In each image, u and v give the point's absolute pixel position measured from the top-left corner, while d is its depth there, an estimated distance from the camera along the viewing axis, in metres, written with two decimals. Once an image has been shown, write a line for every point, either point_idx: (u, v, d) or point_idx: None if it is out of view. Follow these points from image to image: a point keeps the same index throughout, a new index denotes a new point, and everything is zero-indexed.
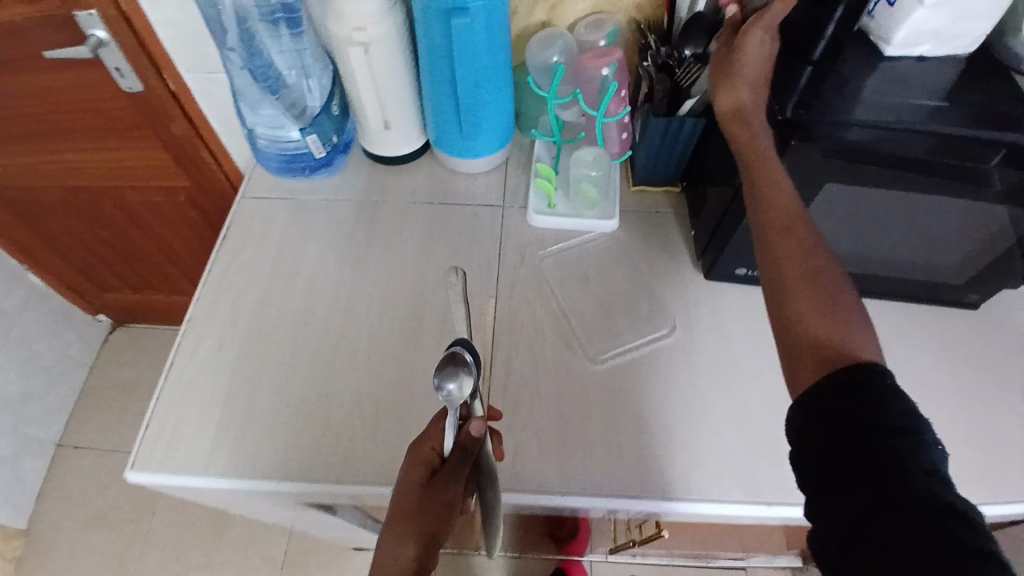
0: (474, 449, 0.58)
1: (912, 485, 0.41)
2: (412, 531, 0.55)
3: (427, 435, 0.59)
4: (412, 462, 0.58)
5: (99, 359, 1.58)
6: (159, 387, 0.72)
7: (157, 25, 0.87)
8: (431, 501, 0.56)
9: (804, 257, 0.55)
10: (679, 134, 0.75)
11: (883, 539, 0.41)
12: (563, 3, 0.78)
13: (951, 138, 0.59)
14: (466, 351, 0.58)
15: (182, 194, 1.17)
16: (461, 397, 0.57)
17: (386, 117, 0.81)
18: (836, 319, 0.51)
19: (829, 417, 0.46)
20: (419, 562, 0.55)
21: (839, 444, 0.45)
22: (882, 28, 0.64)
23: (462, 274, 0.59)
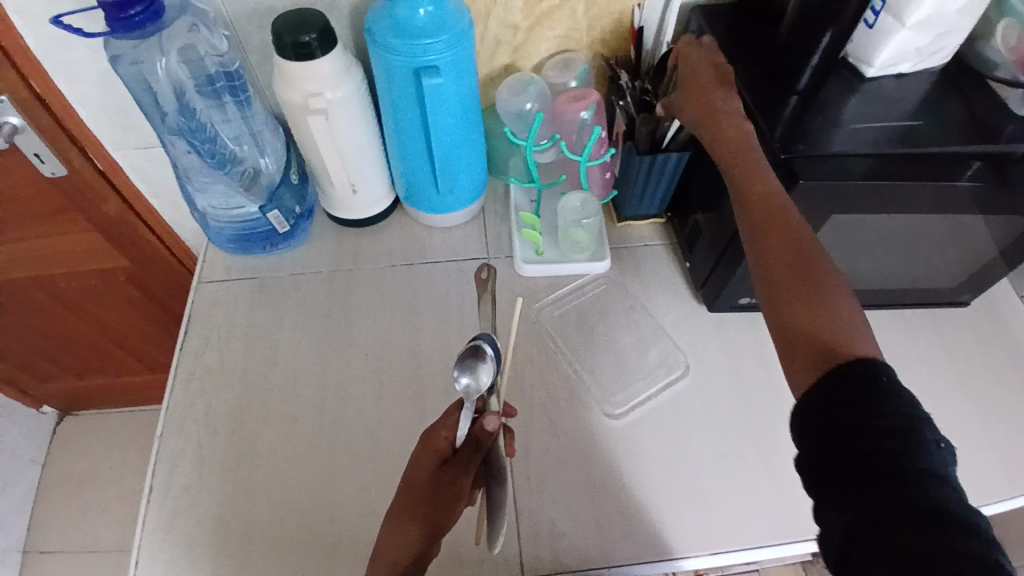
0: (488, 442, 0.54)
1: (916, 497, 0.36)
2: (417, 521, 0.52)
3: (441, 423, 0.55)
4: (422, 448, 0.54)
5: (52, 453, 1.43)
6: (140, 517, 0.65)
7: (77, 103, 0.78)
8: (438, 492, 0.52)
9: (793, 250, 0.51)
10: (664, 169, 0.73)
11: (884, 559, 0.35)
12: (527, 45, 0.75)
13: (915, 157, 0.58)
14: (486, 344, 0.54)
15: (121, 274, 1.05)
16: (480, 389, 0.53)
17: (352, 180, 0.75)
18: (840, 320, 0.46)
19: (822, 422, 0.41)
20: (418, 556, 0.51)
21: (834, 452, 0.40)
22: (863, 52, 0.63)
23: (490, 267, 0.57)
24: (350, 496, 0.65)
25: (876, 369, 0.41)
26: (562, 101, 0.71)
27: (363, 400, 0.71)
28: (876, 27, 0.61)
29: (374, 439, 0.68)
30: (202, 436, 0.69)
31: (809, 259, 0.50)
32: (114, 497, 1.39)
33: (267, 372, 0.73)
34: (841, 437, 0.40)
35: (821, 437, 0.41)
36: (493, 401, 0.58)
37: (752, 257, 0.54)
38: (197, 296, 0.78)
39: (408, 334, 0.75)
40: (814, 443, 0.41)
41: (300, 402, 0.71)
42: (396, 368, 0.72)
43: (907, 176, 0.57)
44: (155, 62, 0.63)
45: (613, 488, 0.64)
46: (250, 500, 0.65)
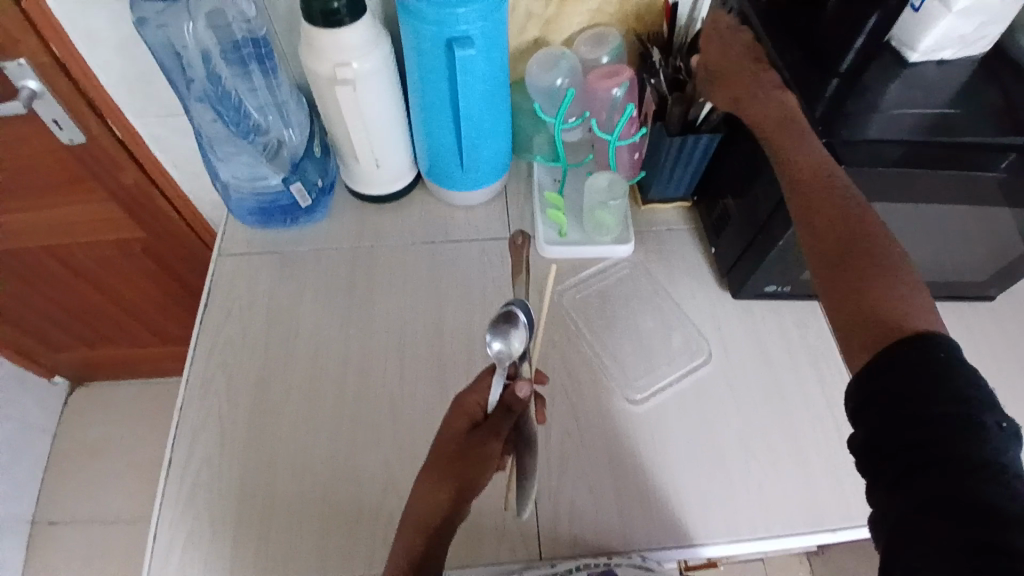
0: (519, 408, 0.54)
1: (970, 483, 0.36)
2: (450, 479, 0.52)
3: (473, 387, 0.55)
4: (454, 411, 0.54)
5: (64, 423, 1.44)
6: (159, 489, 0.65)
7: (97, 69, 0.77)
8: (468, 454, 0.52)
9: (843, 228, 0.50)
10: (694, 152, 0.71)
11: (930, 542, 0.35)
12: (559, 19, 0.74)
13: (948, 146, 0.56)
14: (519, 310, 0.54)
15: (136, 246, 1.05)
16: (511, 355, 0.53)
17: (376, 155, 0.74)
18: (893, 296, 0.45)
19: (876, 404, 0.41)
20: (447, 513, 0.51)
21: (888, 435, 0.40)
22: (907, 35, 0.61)
23: (527, 234, 0.55)
24: (370, 474, 0.65)
25: (936, 349, 0.40)
26: (594, 77, 0.70)
27: (383, 378, 0.70)
28: (922, 11, 0.59)
29: (395, 418, 0.68)
30: (222, 410, 0.69)
31: (862, 236, 0.49)
32: (124, 469, 1.40)
33: (286, 347, 0.72)
34: (896, 421, 0.39)
35: (875, 419, 0.41)
36: (527, 368, 0.60)
37: (805, 237, 0.53)
38: (217, 269, 0.77)
39: (430, 312, 0.74)
40: (868, 425, 0.41)
41: (319, 378, 0.70)
42: (417, 347, 0.72)
43: (935, 166, 0.56)
44: (182, 26, 0.62)
45: (635, 473, 0.64)
46: (269, 475, 0.65)
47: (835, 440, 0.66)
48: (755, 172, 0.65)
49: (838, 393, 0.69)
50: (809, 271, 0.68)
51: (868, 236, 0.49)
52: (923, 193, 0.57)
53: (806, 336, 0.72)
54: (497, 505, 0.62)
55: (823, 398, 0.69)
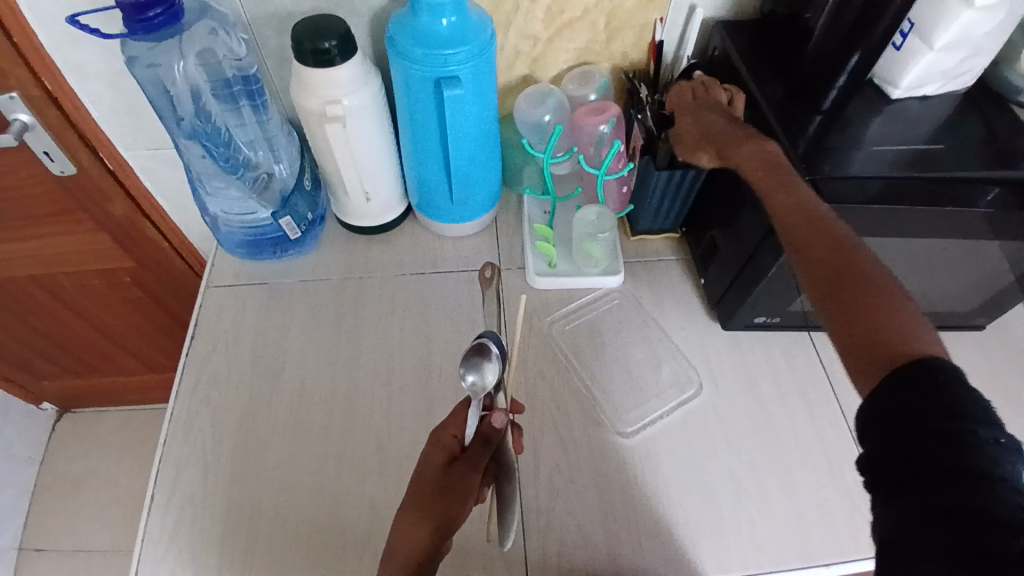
0: (497, 438, 0.56)
1: (964, 495, 0.35)
2: (427, 516, 0.51)
3: (448, 421, 0.56)
4: (432, 445, 0.55)
5: (50, 451, 1.42)
6: (141, 527, 0.64)
7: (89, 103, 0.77)
8: (449, 488, 0.52)
9: (840, 261, 0.49)
10: (681, 186, 0.72)
11: (922, 556, 0.35)
12: (546, 56, 0.75)
13: (927, 182, 0.57)
14: (491, 342, 0.53)
15: (126, 275, 1.04)
16: (485, 388, 0.53)
17: (366, 189, 0.75)
18: (899, 324, 0.45)
19: (876, 421, 0.41)
20: (431, 552, 0.50)
21: (885, 451, 0.39)
22: (888, 72, 0.62)
23: (495, 269, 0.59)
24: (357, 510, 0.64)
25: (936, 369, 0.40)
26: (581, 113, 0.71)
27: (372, 412, 0.70)
28: (903, 49, 0.60)
29: (382, 451, 0.67)
30: (208, 445, 0.68)
31: (861, 267, 0.49)
32: (111, 498, 1.38)
33: (274, 381, 0.72)
34: (893, 436, 0.39)
35: (875, 436, 0.40)
36: (500, 398, 0.60)
37: (802, 272, 0.52)
38: (205, 301, 0.77)
39: (418, 344, 0.74)
40: (869, 443, 0.41)
41: (307, 412, 0.70)
42: (405, 380, 0.71)
43: (913, 203, 0.55)
44: (172, 65, 0.62)
45: (624, 508, 0.64)
46: (254, 512, 0.64)
47: (824, 473, 0.66)
48: (742, 206, 0.66)
49: (826, 425, 0.69)
50: (796, 303, 0.69)
51: (867, 266, 0.48)
52: (905, 228, 0.57)
53: (794, 367, 0.73)
54: (485, 542, 0.62)
55: (811, 429, 0.69)
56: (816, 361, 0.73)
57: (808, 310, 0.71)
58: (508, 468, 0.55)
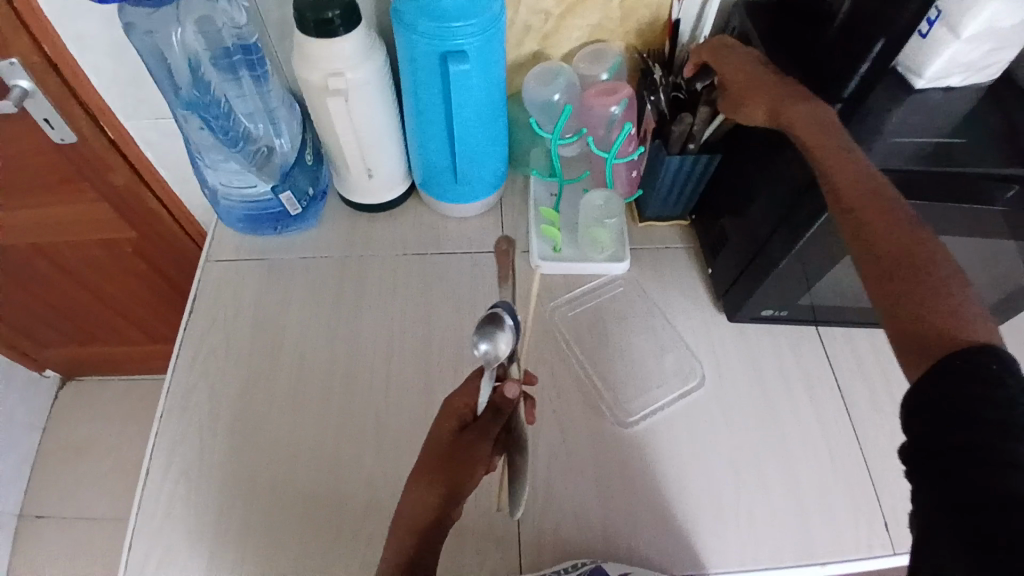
0: (509, 408, 0.53)
1: (998, 483, 0.34)
2: (435, 483, 0.50)
3: (461, 390, 0.54)
4: (444, 412, 0.54)
5: (53, 419, 1.42)
6: (135, 502, 0.63)
7: (89, 71, 0.75)
8: (457, 457, 0.51)
9: (892, 240, 0.47)
10: (693, 171, 0.70)
11: (951, 541, 0.34)
12: (557, 33, 0.72)
13: (951, 175, 0.54)
14: (505, 312, 0.51)
15: (127, 246, 1.03)
16: (498, 357, 0.50)
17: (369, 165, 0.73)
18: (953, 308, 0.43)
19: (926, 408, 0.39)
20: (436, 519, 0.49)
21: (930, 437, 0.38)
22: (913, 62, 0.60)
23: (512, 242, 0.51)
24: (351, 491, 0.63)
25: (993, 364, 0.38)
26: (591, 94, 0.69)
27: (369, 393, 0.68)
28: (929, 38, 0.57)
29: (379, 433, 0.66)
30: (203, 421, 0.67)
31: (914, 247, 0.47)
32: (112, 466, 1.39)
33: (272, 358, 0.71)
34: (939, 422, 0.38)
35: (920, 422, 0.39)
36: (513, 369, 0.56)
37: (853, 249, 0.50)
38: (203, 276, 0.76)
39: (419, 325, 0.73)
40: (914, 429, 0.40)
41: (304, 391, 0.69)
42: (404, 361, 0.70)
43: (939, 198, 0.54)
44: (170, 32, 0.61)
45: (621, 498, 0.63)
46: (248, 490, 0.64)
47: (827, 470, 0.65)
48: (755, 194, 0.64)
49: (832, 421, 0.68)
50: (806, 296, 0.67)
51: (920, 246, 0.47)
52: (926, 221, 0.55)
53: (801, 361, 0.71)
54: (479, 529, 0.61)
55: (817, 425, 0.67)
56: (824, 355, 0.72)
57: (819, 304, 0.69)
58: (519, 440, 0.53)
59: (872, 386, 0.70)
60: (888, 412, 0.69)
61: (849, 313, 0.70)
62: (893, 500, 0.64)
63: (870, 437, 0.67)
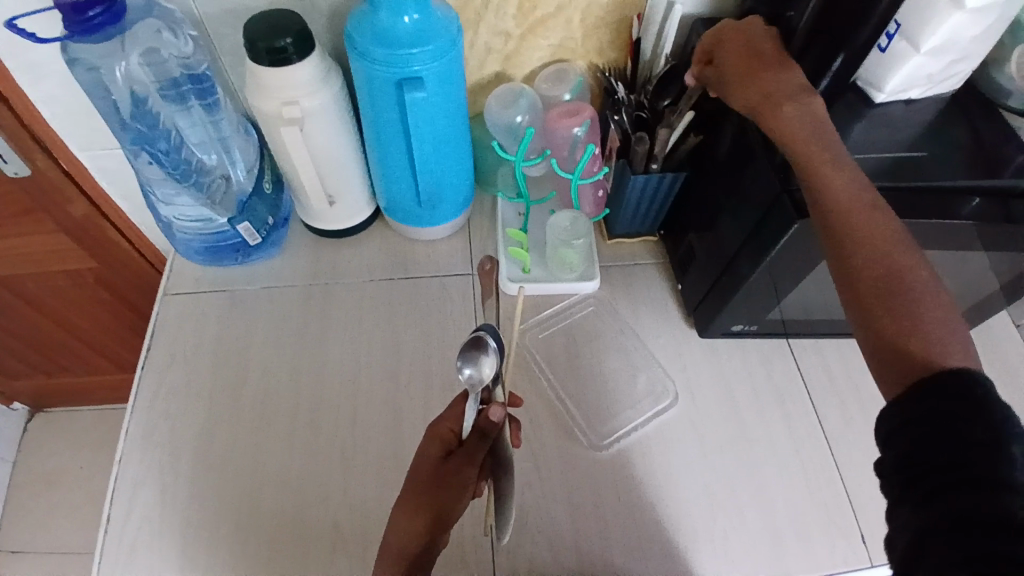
0: (495, 433, 0.51)
1: (993, 507, 0.33)
2: (423, 509, 0.49)
3: (446, 415, 0.53)
4: (429, 436, 0.53)
5: (22, 451, 1.39)
6: (98, 549, 0.62)
7: (39, 103, 0.73)
8: (444, 482, 0.50)
9: (871, 254, 0.45)
10: (657, 190, 0.70)
11: (944, 567, 0.33)
12: (519, 54, 0.72)
13: (910, 190, 0.54)
14: (489, 335, 0.50)
15: (89, 276, 1.01)
16: (483, 380, 0.50)
17: (330, 192, 0.72)
18: (933, 327, 0.41)
19: (909, 426, 0.38)
20: (426, 546, 0.49)
21: (918, 457, 0.36)
22: (873, 76, 0.60)
23: (496, 260, 0.54)
24: (319, 530, 0.62)
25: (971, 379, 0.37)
26: (554, 116, 0.69)
27: (337, 427, 0.67)
28: (889, 52, 0.57)
29: (347, 467, 0.65)
30: (167, 462, 0.66)
31: (896, 262, 0.44)
32: (84, 498, 1.35)
33: (236, 394, 0.69)
34: (926, 441, 0.36)
35: (906, 441, 0.37)
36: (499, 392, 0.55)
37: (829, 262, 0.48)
38: (163, 310, 0.74)
39: (386, 354, 0.71)
40: (897, 448, 0.38)
41: (270, 427, 0.67)
42: (374, 391, 0.69)
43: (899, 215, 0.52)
44: (113, 67, 0.59)
45: (595, 526, 0.62)
46: (215, 530, 0.62)
47: (800, 487, 0.64)
48: (719, 214, 0.64)
49: (804, 437, 0.67)
50: (775, 313, 0.66)
51: (902, 262, 0.44)
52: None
53: (773, 375, 0.71)
54: (453, 561, 0.60)
55: (789, 441, 0.67)
56: (795, 370, 0.71)
57: (788, 320, 0.68)
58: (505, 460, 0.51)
59: (843, 401, 0.70)
60: (859, 426, 0.68)
61: (819, 327, 0.70)
62: (866, 516, 0.63)
63: (842, 452, 0.67)
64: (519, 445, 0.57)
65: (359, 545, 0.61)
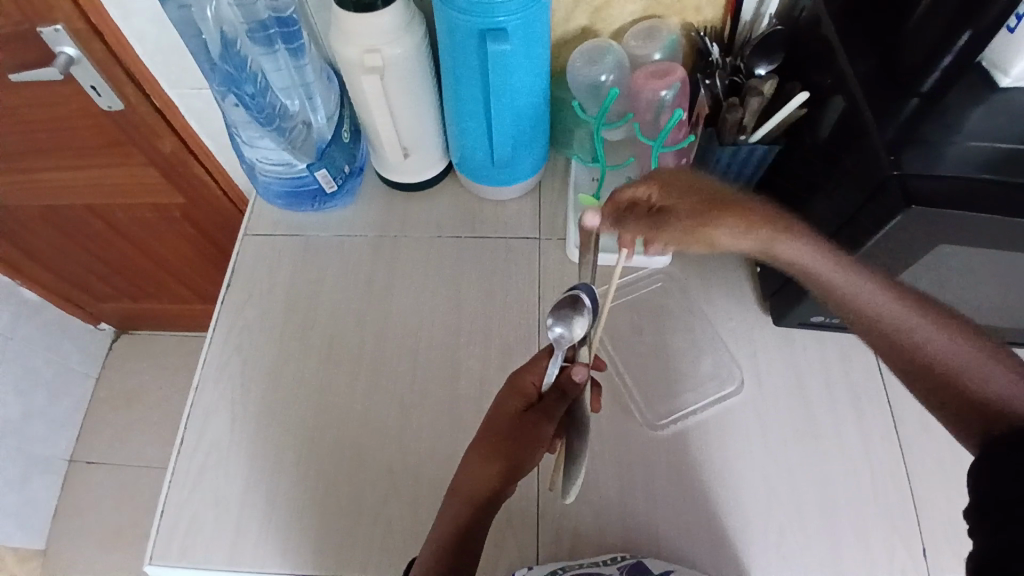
0: (575, 392, 0.53)
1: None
2: (497, 457, 0.51)
3: (529, 367, 0.54)
4: (509, 390, 0.54)
5: (106, 368, 1.48)
6: (170, 469, 0.65)
7: (132, 38, 0.75)
8: (520, 435, 0.52)
9: (914, 335, 0.48)
10: (746, 163, 0.66)
11: None
12: (609, 6, 0.68)
13: None
14: (584, 296, 0.53)
15: (174, 211, 1.04)
16: (574, 339, 0.52)
17: (405, 144, 0.71)
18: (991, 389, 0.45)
19: (995, 469, 0.40)
20: (496, 491, 0.51)
21: (1006, 491, 0.38)
22: (1000, 57, 0.53)
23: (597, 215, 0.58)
24: (372, 478, 0.63)
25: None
26: (640, 77, 0.65)
27: (395, 379, 0.68)
28: (1019, 33, 0.50)
29: (402, 419, 0.66)
30: (234, 395, 0.68)
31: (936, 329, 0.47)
32: (160, 418, 1.44)
33: (301, 336, 0.71)
34: (1009, 480, 0.39)
35: (994, 483, 0.39)
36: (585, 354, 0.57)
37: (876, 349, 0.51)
38: (241, 249, 0.76)
39: (448, 311, 0.71)
40: (980, 490, 0.40)
41: (331, 372, 0.69)
42: (433, 347, 0.69)
43: (1007, 211, 0.47)
44: (205, 5, 0.60)
45: (643, 506, 0.61)
46: (274, 465, 0.64)
47: (867, 492, 0.61)
48: (814, 198, 0.59)
49: (876, 440, 0.64)
50: None
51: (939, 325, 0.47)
52: (999, 239, 0.49)
53: (849, 371, 0.67)
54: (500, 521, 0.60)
55: (860, 440, 0.64)
56: (874, 369, 0.67)
57: None
58: (581, 423, 0.53)
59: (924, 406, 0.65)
60: (938, 436, 0.64)
61: None
62: (933, 529, 0.60)
63: (916, 461, 0.63)
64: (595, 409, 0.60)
65: (410, 497, 0.62)
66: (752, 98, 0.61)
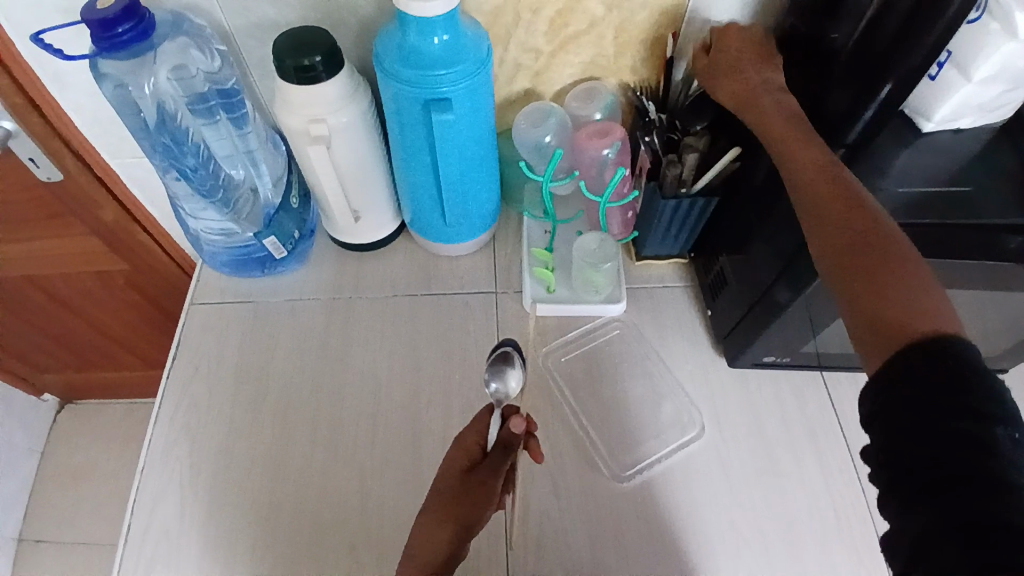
0: (517, 444, 0.53)
1: (989, 506, 0.32)
2: (449, 518, 0.50)
3: (472, 427, 0.54)
4: (454, 450, 0.54)
5: (51, 443, 1.41)
6: (118, 560, 0.62)
7: (71, 112, 0.73)
8: (468, 494, 0.51)
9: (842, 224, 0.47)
10: (690, 213, 0.68)
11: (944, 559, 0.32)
12: (549, 70, 0.70)
13: (958, 228, 0.51)
14: (513, 352, 0.60)
15: (121, 278, 1.01)
16: (508, 394, 0.59)
17: (356, 207, 0.71)
18: (900, 281, 0.43)
19: (899, 418, 0.37)
20: (450, 554, 0.49)
21: (910, 449, 0.36)
22: (923, 103, 0.56)
23: None
24: (336, 551, 0.61)
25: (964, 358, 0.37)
26: (583, 137, 0.68)
27: (356, 442, 0.67)
28: (939, 81, 0.54)
29: (363, 486, 0.64)
30: (187, 474, 0.66)
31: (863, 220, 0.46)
32: (112, 491, 1.37)
33: (255, 406, 0.69)
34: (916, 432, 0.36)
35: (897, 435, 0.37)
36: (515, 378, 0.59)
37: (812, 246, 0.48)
38: (189, 319, 0.75)
39: (407, 371, 0.70)
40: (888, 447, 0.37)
41: (288, 444, 0.67)
42: (395, 408, 0.68)
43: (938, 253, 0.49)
44: (143, 83, 0.59)
45: (614, 560, 0.60)
46: (233, 546, 0.62)
47: (829, 524, 0.62)
48: (755, 244, 0.61)
49: (835, 475, 0.65)
50: (809, 345, 0.64)
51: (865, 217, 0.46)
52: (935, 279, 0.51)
53: (805, 408, 0.68)
54: None
55: (820, 476, 0.65)
56: (827, 403, 0.69)
57: (823, 351, 0.65)
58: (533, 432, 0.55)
59: None
60: None
61: (853, 359, 0.67)
62: None
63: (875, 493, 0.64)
64: (540, 460, 0.58)
65: (376, 567, 0.60)
66: (686, 154, 0.63)
